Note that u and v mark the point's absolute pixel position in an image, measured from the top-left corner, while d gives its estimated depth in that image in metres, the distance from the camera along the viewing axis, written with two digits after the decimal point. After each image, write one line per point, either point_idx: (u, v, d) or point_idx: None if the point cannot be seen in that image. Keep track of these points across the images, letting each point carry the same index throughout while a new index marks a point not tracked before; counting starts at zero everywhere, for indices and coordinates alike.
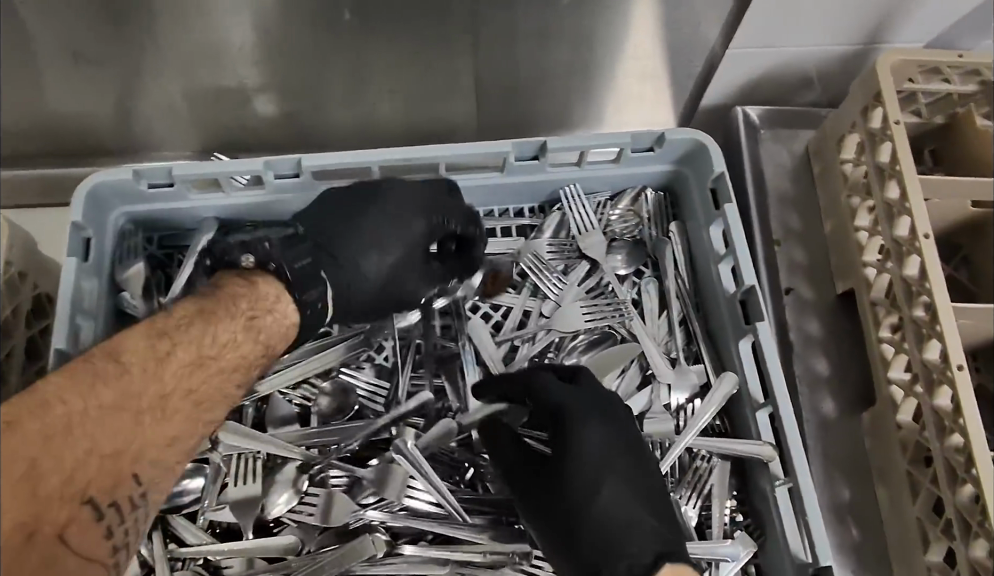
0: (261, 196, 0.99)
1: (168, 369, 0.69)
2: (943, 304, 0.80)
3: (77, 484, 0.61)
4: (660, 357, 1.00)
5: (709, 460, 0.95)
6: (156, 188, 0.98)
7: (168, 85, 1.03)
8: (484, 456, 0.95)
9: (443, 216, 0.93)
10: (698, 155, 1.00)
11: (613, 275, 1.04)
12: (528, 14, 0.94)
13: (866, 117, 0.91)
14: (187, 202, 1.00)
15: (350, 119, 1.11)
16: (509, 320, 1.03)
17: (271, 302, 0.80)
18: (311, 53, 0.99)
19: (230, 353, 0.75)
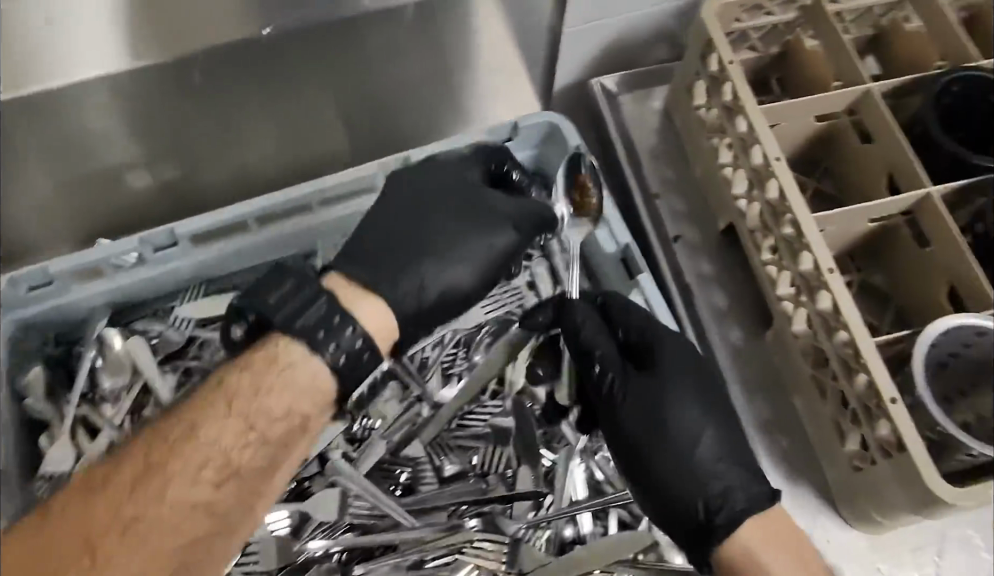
0: (148, 272, 1.01)
1: (129, 500, 0.76)
2: (805, 218, 0.86)
3: None
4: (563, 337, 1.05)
5: None
6: (38, 289, 0.97)
7: (36, 189, 1.02)
8: (415, 457, 1.01)
9: (491, 163, 0.99)
10: (556, 135, 1.06)
11: (524, 280, 1.08)
12: (376, 32, 1.04)
13: (706, 62, 0.97)
14: (73, 293, 0.99)
15: (223, 178, 1.12)
16: (431, 346, 1.05)
17: (269, 370, 0.79)
18: (175, 114, 1.03)
19: (203, 452, 0.77)
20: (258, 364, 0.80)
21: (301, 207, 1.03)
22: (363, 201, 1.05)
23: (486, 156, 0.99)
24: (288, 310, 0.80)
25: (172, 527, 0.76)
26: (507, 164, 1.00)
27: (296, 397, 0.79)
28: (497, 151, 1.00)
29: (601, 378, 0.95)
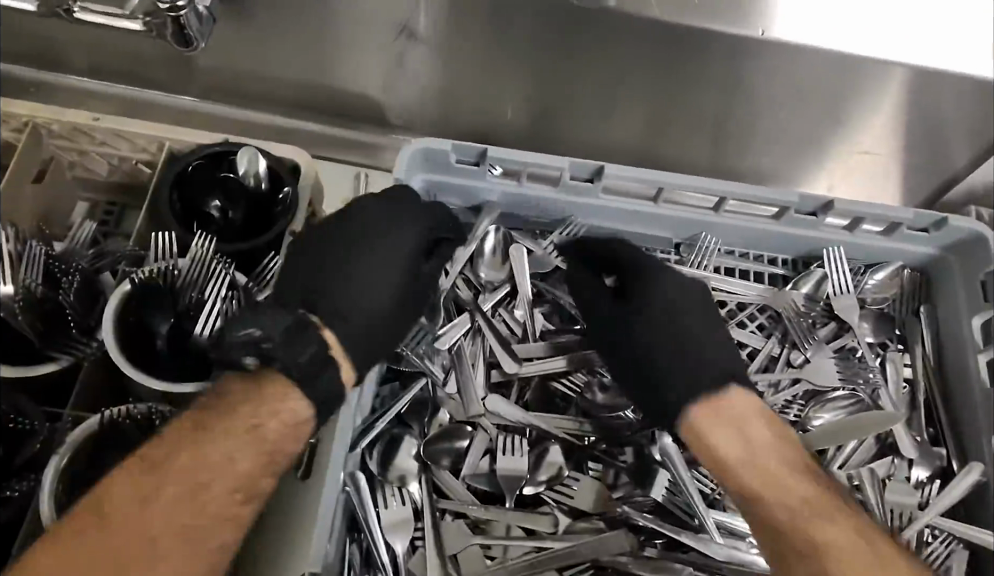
0: (523, 202, 0.67)
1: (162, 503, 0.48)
2: None
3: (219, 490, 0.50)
4: (967, 531, 0.59)
5: (945, 544, 0.60)
6: (457, 172, 0.65)
7: (434, 76, 0.82)
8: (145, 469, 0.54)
9: (830, 244, 0.68)
10: (969, 251, 0.65)
11: (862, 343, 0.67)
12: (813, 77, 0.75)
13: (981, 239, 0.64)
14: (454, 180, 0.66)
15: (525, 118, 0.87)
16: (756, 362, 0.66)
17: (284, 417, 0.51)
18: (612, 91, 0.81)
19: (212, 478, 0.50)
20: (260, 395, 0.51)
21: (800, 229, 0.68)
22: (770, 226, 0.68)
23: (886, 266, 0.69)
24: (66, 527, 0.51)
25: (243, 460, 0.50)
26: (838, 266, 0.68)
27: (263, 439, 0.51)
28: (928, 288, 0.69)
29: None
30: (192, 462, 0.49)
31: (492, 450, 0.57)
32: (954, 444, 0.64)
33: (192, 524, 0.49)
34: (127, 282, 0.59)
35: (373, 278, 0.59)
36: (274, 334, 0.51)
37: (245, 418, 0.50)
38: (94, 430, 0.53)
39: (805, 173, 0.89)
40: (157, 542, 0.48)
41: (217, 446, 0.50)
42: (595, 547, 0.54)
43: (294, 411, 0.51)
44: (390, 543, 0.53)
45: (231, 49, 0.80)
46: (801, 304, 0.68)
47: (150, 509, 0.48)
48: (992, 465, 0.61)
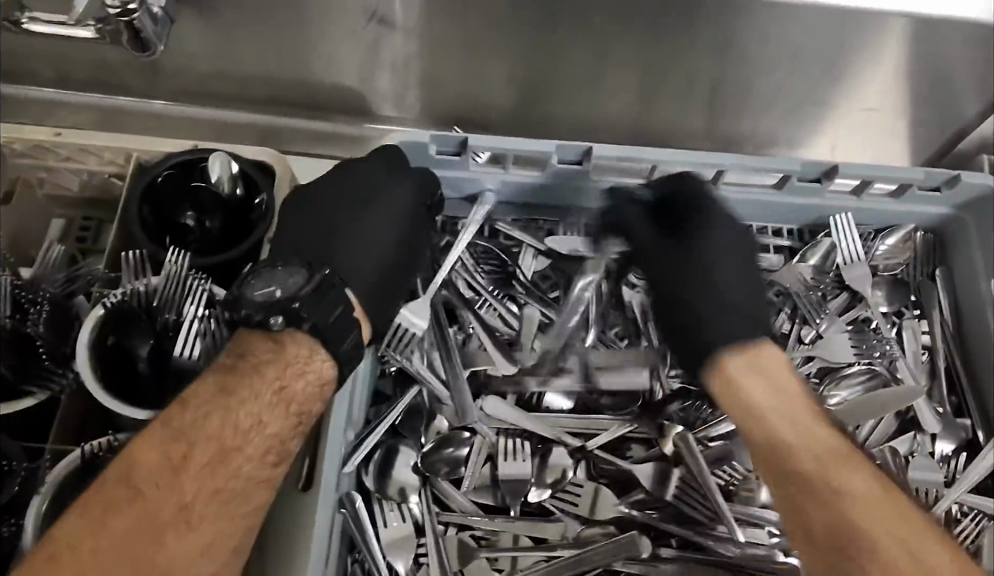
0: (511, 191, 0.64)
1: (190, 474, 0.46)
2: None
3: (245, 454, 0.48)
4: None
5: (971, 519, 0.57)
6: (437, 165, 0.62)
7: (412, 60, 0.78)
8: None
9: (837, 211, 0.65)
10: (986, 210, 0.62)
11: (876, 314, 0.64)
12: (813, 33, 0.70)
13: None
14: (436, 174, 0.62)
15: (511, 97, 0.83)
16: (766, 341, 0.63)
17: (308, 372, 0.50)
18: (600, 62, 0.77)
19: (242, 444, 0.48)
20: (287, 357, 0.50)
21: (805, 198, 0.64)
22: (773, 197, 0.64)
23: (897, 230, 0.65)
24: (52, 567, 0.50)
25: (271, 423, 0.49)
26: (846, 234, 0.64)
27: (290, 400, 0.49)
28: (943, 250, 0.66)
29: None
30: (222, 427, 0.47)
31: (493, 456, 0.55)
32: (978, 413, 0.61)
33: (227, 486, 0.47)
34: (100, 308, 0.56)
35: (379, 232, 0.58)
36: (297, 290, 0.50)
37: (272, 376, 0.49)
38: (76, 464, 0.52)
39: (806, 132, 0.85)
40: (193, 508, 0.46)
41: (248, 410, 0.48)
42: (607, 553, 0.51)
43: (319, 372, 0.50)
44: (391, 563, 0.51)
45: (197, 47, 0.76)
46: (809, 278, 0.64)
47: (186, 475, 0.46)
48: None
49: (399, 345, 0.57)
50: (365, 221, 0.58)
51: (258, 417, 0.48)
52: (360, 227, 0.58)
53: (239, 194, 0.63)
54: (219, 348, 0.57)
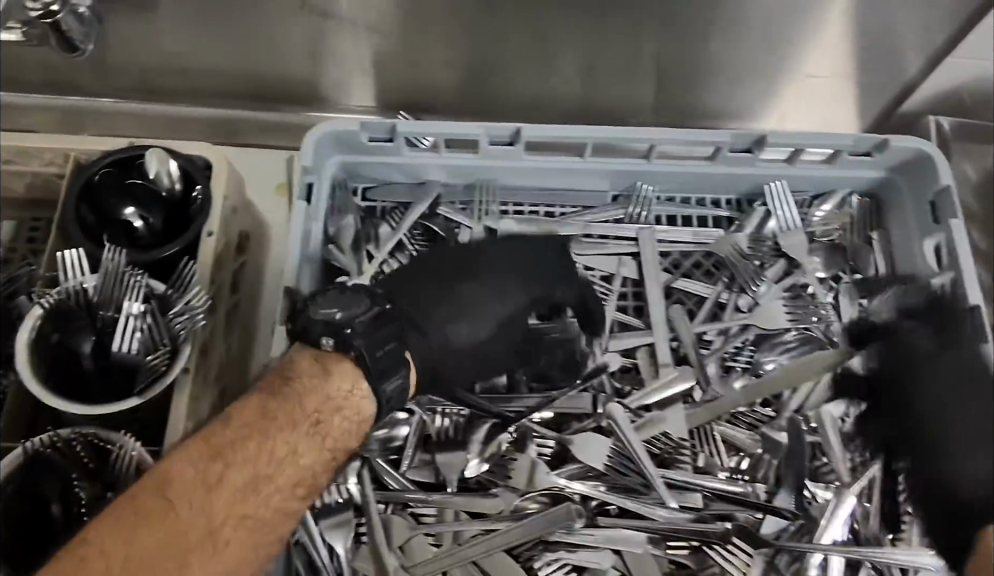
0: (447, 174, 0.65)
1: (219, 498, 0.41)
2: None
3: (277, 486, 0.43)
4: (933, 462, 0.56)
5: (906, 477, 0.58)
6: (370, 150, 0.63)
7: (354, 47, 0.77)
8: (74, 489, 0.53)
9: (772, 180, 0.65)
10: (916, 170, 0.62)
11: (813, 278, 0.64)
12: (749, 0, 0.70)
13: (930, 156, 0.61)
14: (371, 160, 0.64)
15: (457, 80, 0.82)
16: (705, 311, 0.63)
17: (347, 404, 0.45)
18: (542, 41, 0.77)
19: (279, 472, 0.43)
20: (334, 389, 0.44)
21: (740, 167, 0.64)
22: (707, 168, 0.65)
23: (832, 196, 0.66)
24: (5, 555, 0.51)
25: (305, 454, 0.44)
26: (781, 201, 0.65)
27: (334, 432, 0.44)
28: (880, 213, 0.66)
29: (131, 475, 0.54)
30: (261, 453, 0.43)
31: (430, 435, 0.56)
32: None
33: (257, 514, 0.42)
34: (37, 307, 0.57)
35: (490, 297, 0.53)
36: (356, 314, 0.46)
37: (313, 407, 0.44)
38: (22, 460, 0.54)
39: (756, 103, 0.84)
40: (219, 532, 0.41)
41: (286, 436, 0.43)
42: (540, 524, 0.53)
43: (361, 409, 0.45)
44: (331, 545, 0.53)
45: (138, 42, 0.76)
46: (746, 247, 0.65)
47: (217, 496, 0.41)
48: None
49: None
50: (472, 301, 0.53)
51: (298, 447, 0.43)
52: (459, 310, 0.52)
53: (178, 190, 0.64)
54: (156, 342, 0.57)
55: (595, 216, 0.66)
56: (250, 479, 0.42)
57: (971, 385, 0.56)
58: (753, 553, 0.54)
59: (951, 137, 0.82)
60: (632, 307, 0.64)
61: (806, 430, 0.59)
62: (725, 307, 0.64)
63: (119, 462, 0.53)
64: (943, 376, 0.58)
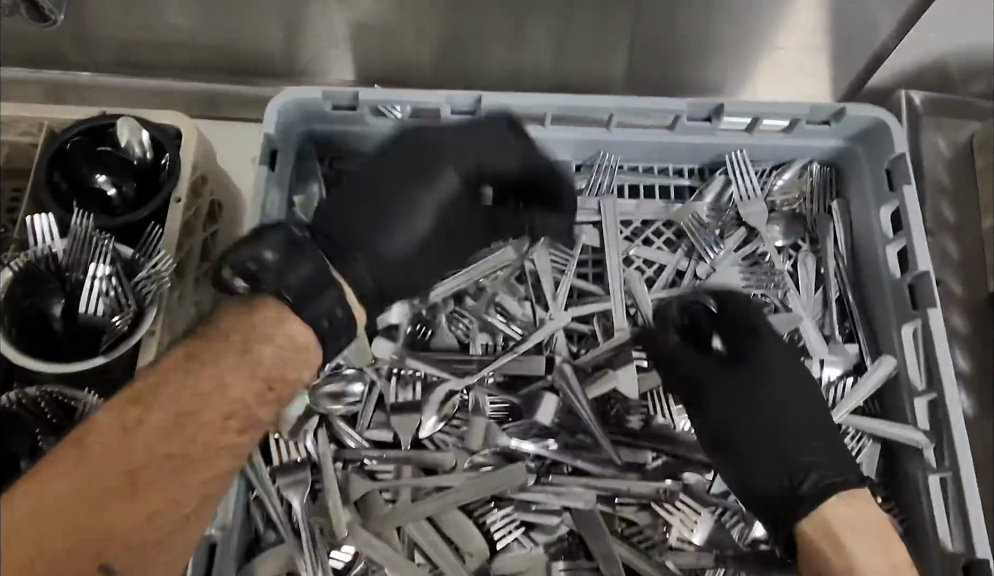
0: None
1: (146, 437, 0.42)
2: None
3: (207, 419, 0.43)
4: (881, 423, 0.57)
5: (856, 440, 0.59)
6: (335, 117, 0.64)
7: (326, 22, 0.78)
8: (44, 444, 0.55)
9: (733, 149, 0.66)
10: (872, 138, 0.63)
11: (770, 246, 0.65)
12: None
13: (887, 125, 0.62)
14: (336, 128, 0.65)
15: (430, 55, 0.82)
16: (663, 277, 0.64)
17: (277, 338, 0.45)
18: (512, 15, 0.77)
19: (210, 408, 0.43)
20: (255, 326, 0.45)
21: (700, 136, 0.65)
22: (667, 137, 0.65)
23: (792, 166, 0.67)
24: None
25: (235, 386, 0.44)
26: (741, 170, 0.66)
27: (262, 362, 0.44)
28: (839, 183, 0.67)
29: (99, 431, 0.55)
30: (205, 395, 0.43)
31: (388, 396, 0.58)
32: (867, 338, 0.62)
33: (190, 446, 0.43)
34: (6, 271, 0.58)
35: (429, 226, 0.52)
36: (287, 277, 0.45)
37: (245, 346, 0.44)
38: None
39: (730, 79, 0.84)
40: (150, 468, 0.42)
41: (212, 373, 0.43)
42: (487, 483, 0.54)
43: (292, 337, 0.45)
44: (288, 501, 0.54)
45: (113, 15, 0.77)
46: (706, 216, 0.66)
47: (141, 436, 0.42)
48: (903, 359, 0.59)
49: None
50: (408, 216, 0.52)
51: (228, 378, 0.43)
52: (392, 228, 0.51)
53: (148, 158, 0.66)
54: (121, 304, 0.59)
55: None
56: (176, 415, 0.42)
57: (804, 396, 0.53)
58: (701, 510, 0.55)
59: (920, 113, 0.82)
60: (592, 274, 0.65)
61: None
62: (683, 274, 0.65)
63: (84, 419, 0.55)
64: (761, 402, 0.53)
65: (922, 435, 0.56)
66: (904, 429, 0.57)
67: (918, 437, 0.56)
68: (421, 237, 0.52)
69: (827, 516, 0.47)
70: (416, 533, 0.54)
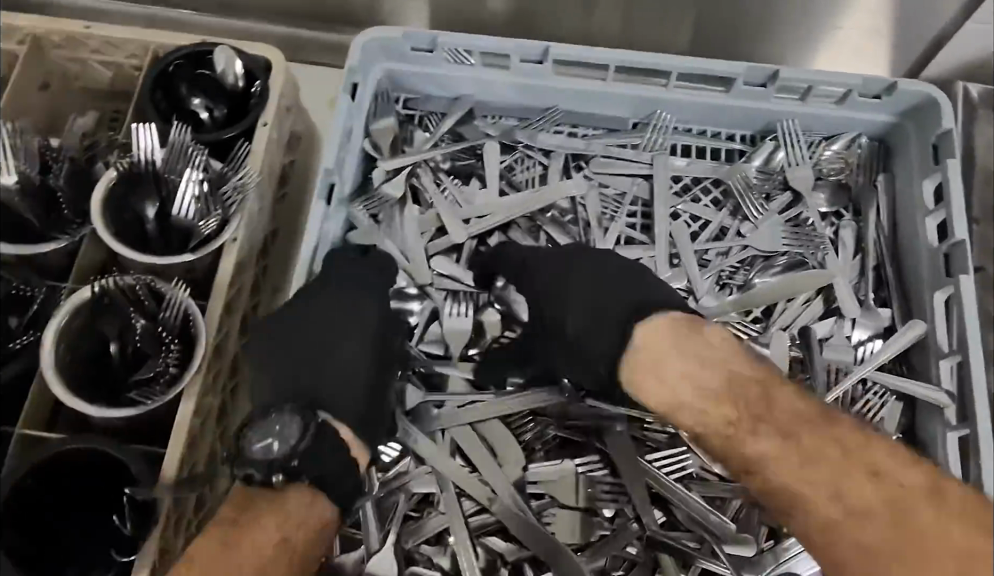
0: (481, 88, 0.71)
1: None
2: None
3: None
4: (906, 382, 0.60)
5: (880, 396, 0.62)
6: (413, 59, 0.69)
7: None
8: (134, 324, 0.60)
9: (786, 117, 0.69)
10: (921, 113, 0.66)
11: (815, 211, 0.68)
12: None
13: (937, 103, 0.64)
14: (414, 69, 0.70)
15: (502, 17, 0.87)
16: (707, 231, 0.68)
17: (302, 512, 0.48)
18: None
19: None
20: (288, 505, 0.48)
21: (755, 102, 0.68)
22: (722, 101, 0.69)
23: (841, 138, 0.70)
24: (70, 376, 0.59)
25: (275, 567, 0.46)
26: (792, 137, 0.69)
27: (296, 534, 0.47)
28: (886, 157, 0.70)
29: (181, 319, 0.61)
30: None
31: (443, 313, 0.63)
32: (901, 304, 0.65)
33: None
34: (112, 171, 0.64)
35: (357, 349, 0.56)
36: (296, 444, 0.49)
37: (270, 532, 0.46)
38: (89, 298, 0.61)
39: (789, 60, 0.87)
40: None
41: (249, 554, 0.45)
42: (523, 404, 0.59)
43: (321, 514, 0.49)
44: None
45: None
46: (754, 178, 0.69)
47: None
48: (933, 325, 0.62)
49: (364, 206, 0.66)
50: (334, 364, 0.55)
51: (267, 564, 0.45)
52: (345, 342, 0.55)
53: (241, 86, 0.72)
54: (210, 210, 0.65)
55: (614, 137, 0.71)
56: None
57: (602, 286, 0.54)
58: None
59: (976, 104, 0.83)
60: (640, 224, 0.69)
61: (790, 344, 0.63)
62: (727, 230, 0.68)
63: (169, 308, 0.61)
64: (572, 280, 0.56)
65: (944, 394, 0.59)
66: (927, 386, 0.59)
67: (941, 395, 0.59)
68: (355, 361, 0.55)
69: (646, 344, 0.50)
70: (460, 438, 0.59)
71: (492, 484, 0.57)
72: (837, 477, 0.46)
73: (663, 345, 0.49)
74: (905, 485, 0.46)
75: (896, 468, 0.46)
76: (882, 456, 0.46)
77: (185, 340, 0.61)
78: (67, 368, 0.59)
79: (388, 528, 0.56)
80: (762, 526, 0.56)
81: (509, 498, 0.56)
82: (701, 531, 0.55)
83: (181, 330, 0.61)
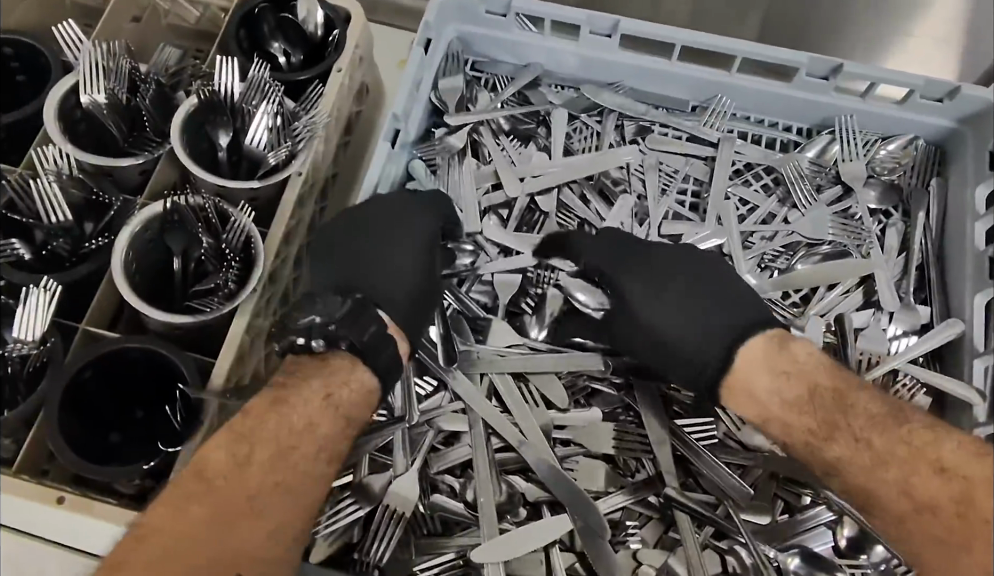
0: (548, 57, 0.73)
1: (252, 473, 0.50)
2: None
3: (301, 450, 0.52)
4: (939, 377, 0.61)
5: (910, 390, 0.63)
6: (485, 22, 0.71)
7: None
8: (203, 242, 0.64)
9: (844, 113, 0.70)
10: (982, 120, 0.66)
11: (863, 207, 0.69)
12: None
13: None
14: (485, 31, 0.72)
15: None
16: (754, 215, 0.69)
17: (346, 375, 0.54)
18: None
19: (304, 437, 0.52)
20: (336, 370, 0.54)
21: (815, 95, 0.69)
22: (783, 91, 0.70)
23: (897, 139, 0.70)
24: (136, 282, 0.63)
25: (324, 423, 0.53)
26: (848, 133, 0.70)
27: (344, 393, 0.54)
28: (942, 162, 0.70)
29: (243, 245, 0.64)
30: (274, 429, 0.51)
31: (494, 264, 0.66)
32: (940, 305, 0.66)
33: (286, 475, 0.51)
34: (193, 97, 0.68)
35: (408, 251, 0.61)
36: (334, 314, 0.54)
37: (320, 388, 0.53)
38: (158, 214, 0.64)
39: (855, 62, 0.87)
40: (261, 495, 0.50)
41: (302, 411, 0.52)
42: (562, 360, 0.62)
43: (364, 381, 0.55)
44: None
45: None
46: (807, 168, 0.70)
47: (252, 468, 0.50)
48: (970, 326, 0.62)
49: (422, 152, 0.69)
50: (385, 260, 0.60)
51: (316, 412, 0.52)
52: (397, 244, 0.61)
53: (319, 32, 0.75)
54: (281, 142, 0.68)
55: (673, 116, 0.73)
56: (272, 439, 0.51)
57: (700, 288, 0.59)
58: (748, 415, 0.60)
59: None
60: (689, 202, 0.71)
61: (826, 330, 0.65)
62: (773, 216, 0.70)
63: (234, 230, 0.64)
64: (664, 281, 0.60)
65: (975, 393, 0.59)
66: (959, 384, 0.60)
67: (971, 393, 0.59)
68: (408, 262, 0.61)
69: (746, 359, 0.54)
70: (497, 380, 0.62)
71: (521, 426, 0.60)
72: (901, 474, 0.49)
73: (756, 363, 0.54)
74: (971, 477, 0.48)
75: (963, 462, 0.49)
76: (947, 451, 0.49)
77: (244, 263, 0.64)
78: (134, 273, 0.63)
79: (420, 455, 0.59)
80: (779, 499, 0.60)
81: (538, 441, 0.59)
82: (718, 493, 0.58)
83: (243, 254, 0.64)
